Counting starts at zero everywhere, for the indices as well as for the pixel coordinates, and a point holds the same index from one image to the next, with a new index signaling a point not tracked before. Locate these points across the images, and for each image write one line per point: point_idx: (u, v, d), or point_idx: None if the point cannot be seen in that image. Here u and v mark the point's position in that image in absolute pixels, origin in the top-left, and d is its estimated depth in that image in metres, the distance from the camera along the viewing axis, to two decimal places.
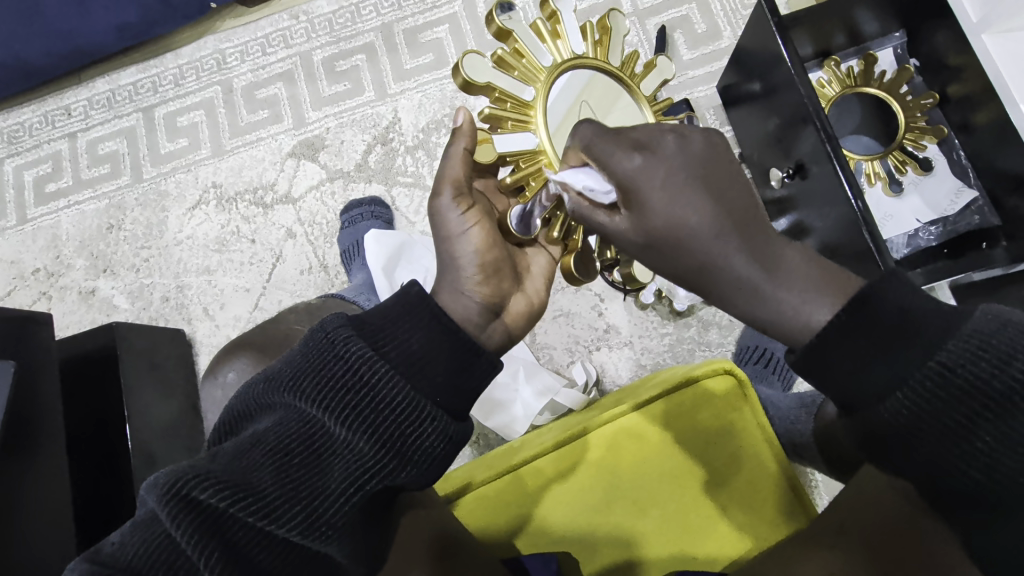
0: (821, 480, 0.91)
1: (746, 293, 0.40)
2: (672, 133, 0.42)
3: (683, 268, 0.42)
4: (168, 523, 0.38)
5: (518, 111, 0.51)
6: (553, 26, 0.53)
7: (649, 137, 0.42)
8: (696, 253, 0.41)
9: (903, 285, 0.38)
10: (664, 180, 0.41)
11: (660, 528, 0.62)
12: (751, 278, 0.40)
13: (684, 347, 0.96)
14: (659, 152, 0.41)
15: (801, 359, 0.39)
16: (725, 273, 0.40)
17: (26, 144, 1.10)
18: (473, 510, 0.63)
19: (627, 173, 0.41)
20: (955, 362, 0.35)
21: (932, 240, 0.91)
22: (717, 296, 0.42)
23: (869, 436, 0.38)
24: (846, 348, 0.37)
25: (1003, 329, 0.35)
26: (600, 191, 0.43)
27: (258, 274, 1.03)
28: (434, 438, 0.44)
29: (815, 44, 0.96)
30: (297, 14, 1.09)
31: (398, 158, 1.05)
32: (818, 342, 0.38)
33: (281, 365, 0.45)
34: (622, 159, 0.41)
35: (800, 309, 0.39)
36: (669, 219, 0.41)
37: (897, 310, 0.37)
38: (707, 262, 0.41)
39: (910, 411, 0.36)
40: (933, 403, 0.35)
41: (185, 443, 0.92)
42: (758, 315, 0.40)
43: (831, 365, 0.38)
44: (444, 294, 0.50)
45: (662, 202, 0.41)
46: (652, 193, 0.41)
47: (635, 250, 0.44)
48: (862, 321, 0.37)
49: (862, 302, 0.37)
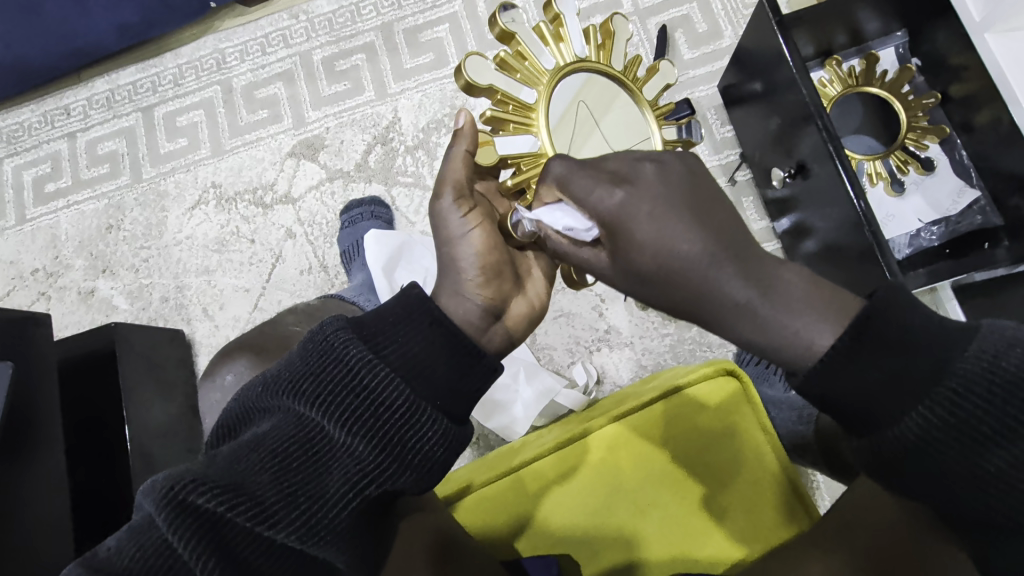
0: (822, 481, 0.91)
1: (745, 318, 0.39)
2: (649, 161, 0.43)
3: (680, 299, 0.41)
4: (165, 528, 0.37)
5: (520, 114, 0.50)
6: (555, 29, 0.52)
7: (626, 169, 0.42)
8: (689, 284, 0.40)
9: (908, 301, 0.37)
10: (650, 211, 0.40)
11: (661, 531, 0.62)
12: (749, 301, 0.39)
13: (684, 348, 0.95)
14: (639, 183, 0.41)
15: (804, 389, 0.39)
16: (722, 299, 0.40)
17: (25, 144, 1.10)
18: (473, 513, 0.63)
19: (609, 208, 0.41)
20: (965, 383, 0.35)
21: (933, 240, 0.90)
22: (719, 325, 0.41)
23: (876, 456, 0.38)
24: (848, 373, 0.37)
25: (1011, 347, 0.35)
26: (582, 229, 0.43)
27: (258, 274, 1.03)
28: (433, 442, 0.43)
29: (816, 44, 0.96)
30: (296, 13, 1.09)
31: (398, 158, 1.05)
32: (827, 364, 0.37)
33: (280, 367, 0.45)
34: (603, 195, 0.41)
35: (801, 333, 0.38)
36: (659, 250, 0.40)
37: (900, 328, 0.36)
38: (701, 293, 0.40)
39: (919, 433, 0.36)
40: (940, 424, 0.35)
41: (184, 443, 0.92)
42: (758, 342, 0.40)
43: (837, 390, 0.37)
44: (444, 296, 0.49)
45: (648, 235, 0.40)
46: (641, 224, 0.41)
47: (627, 282, 0.43)
48: (862, 345, 0.37)
49: (864, 324, 0.37)
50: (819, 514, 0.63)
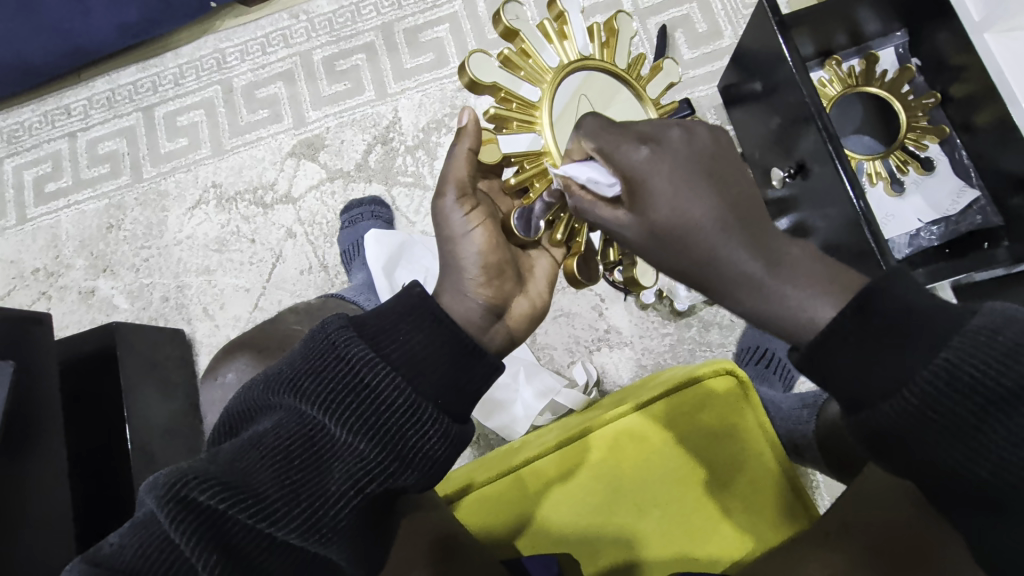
0: (822, 480, 0.91)
1: (752, 289, 0.39)
2: (678, 127, 0.42)
3: (688, 265, 0.41)
4: (167, 525, 0.37)
5: (524, 112, 0.50)
6: (559, 27, 0.52)
7: (655, 130, 0.42)
8: (701, 247, 0.40)
9: (906, 282, 0.37)
10: (671, 172, 0.40)
11: (661, 529, 0.62)
12: (756, 273, 0.39)
13: (684, 347, 0.95)
14: (664, 145, 0.41)
15: (803, 361, 0.39)
16: (729, 266, 0.39)
17: (25, 144, 1.10)
18: (474, 511, 0.63)
19: (633, 164, 0.41)
20: (961, 357, 0.35)
21: (933, 240, 0.91)
22: (725, 295, 0.41)
23: (872, 434, 0.38)
24: (849, 344, 0.37)
25: (1008, 323, 0.35)
26: (605, 183, 0.42)
27: (258, 274, 1.03)
28: (435, 441, 0.44)
29: (816, 44, 0.96)
30: (297, 13, 1.09)
31: (398, 158, 1.05)
32: (825, 336, 0.37)
33: (281, 365, 0.45)
34: (628, 149, 0.41)
35: (803, 306, 0.38)
36: (674, 211, 0.40)
37: (901, 304, 0.36)
38: (710, 259, 0.40)
39: (916, 407, 0.36)
40: (937, 402, 0.35)
41: (185, 443, 0.92)
42: (762, 312, 0.39)
43: (832, 358, 0.38)
44: (446, 295, 0.50)
45: (666, 193, 0.40)
46: (660, 182, 0.40)
47: (640, 243, 0.43)
48: (865, 319, 0.37)
49: (868, 299, 0.37)
50: (818, 513, 0.63)
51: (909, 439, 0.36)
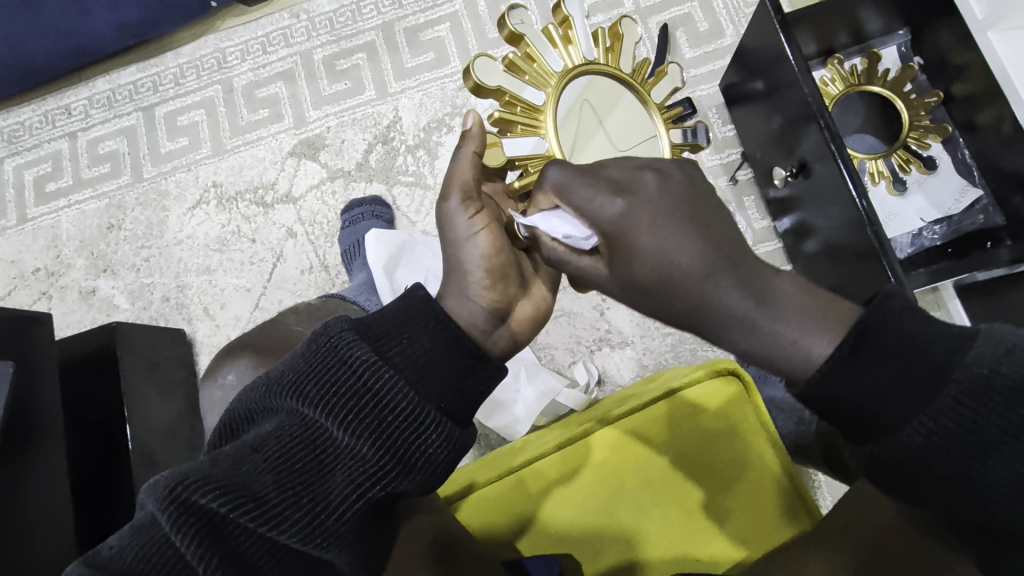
0: (824, 481, 0.91)
1: (743, 328, 0.39)
2: (650, 170, 0.42)
3: (679, 313, 0.41)
4: (167, 527, 0.38)
5: (528, 115, 0.50)
6: (564, 32, 0.51)
7: (627, 179, 0.42)
8: (687, 291, 0.40)
9: (904, 310, 0.37)
10: (651, 223, 0.41)
11: (663, 531, 0.62)
12: (745, 313, 0.39)
13: (685, 348, 0.95)
14: (639, 194, 0.41)
15: (803, 395, 0.38)
16: (719, 309, 0.40)
17: (25, 144, 1.10)
18: (475, 513, 0.63)
19: (610, 218, 0.41)
20: (965, 386, 0.36)
21: (936, 240, 0.90)
22: (715, 334, 0.41)
23: (877, 463, 0.38)
24: (848, 378, 0.37)
25: (1009, 354, 0.35)
26: (579, 237, 0.43)
27: (259, 274, 1.03)
28: (437, 446, 0.43)
29: (818, 43, 0.95)
30: (297, 12, 1.09)
31: (398, 157, 1.05)
32: (824, 372, 0.37)
33: (283, 367, 0.45)
34: (605, 204, 0.41)
35: (801, 338, 0.39)
36: (660, 260, 0.40)
37: (896, 334, 0.36)
38: (695, 301, 0.40)
39: (923, 440, 0.36)
40: (944, 435, 0.36)
41: (186, 443, 0.92)
42: (759, 342, 0.39)
43: (836, 392, 0.37)
44: (449, 298, 0.49)
45: (649, 244, 0.40)
46: (641, 235, 0.41)
47: (624, 294, 0.43)
48: (861, 350, 0.37)
49: (864, 332, 0.37)
50: (820, 514, 0.63)
51: (914, 467, 0.37)
